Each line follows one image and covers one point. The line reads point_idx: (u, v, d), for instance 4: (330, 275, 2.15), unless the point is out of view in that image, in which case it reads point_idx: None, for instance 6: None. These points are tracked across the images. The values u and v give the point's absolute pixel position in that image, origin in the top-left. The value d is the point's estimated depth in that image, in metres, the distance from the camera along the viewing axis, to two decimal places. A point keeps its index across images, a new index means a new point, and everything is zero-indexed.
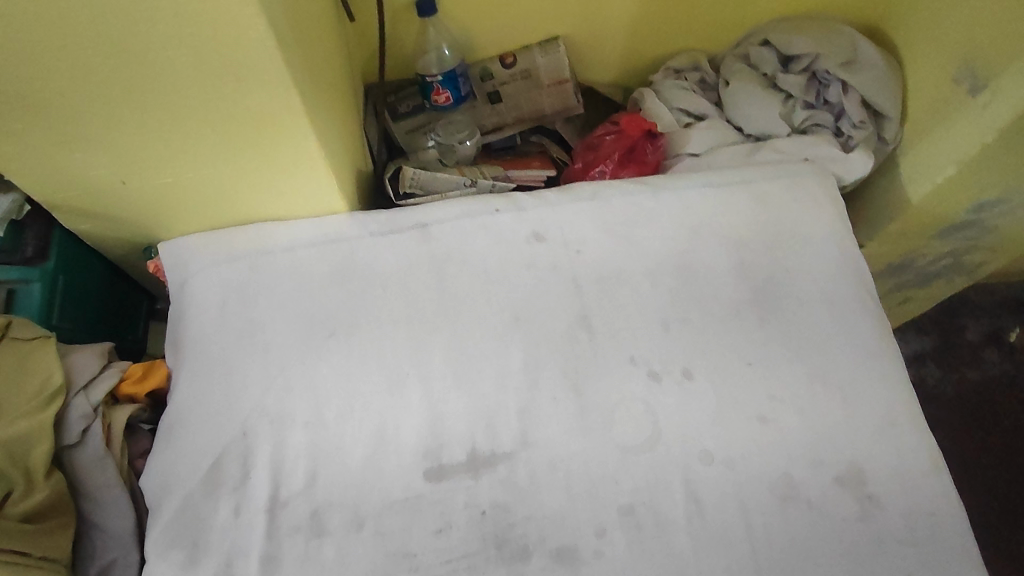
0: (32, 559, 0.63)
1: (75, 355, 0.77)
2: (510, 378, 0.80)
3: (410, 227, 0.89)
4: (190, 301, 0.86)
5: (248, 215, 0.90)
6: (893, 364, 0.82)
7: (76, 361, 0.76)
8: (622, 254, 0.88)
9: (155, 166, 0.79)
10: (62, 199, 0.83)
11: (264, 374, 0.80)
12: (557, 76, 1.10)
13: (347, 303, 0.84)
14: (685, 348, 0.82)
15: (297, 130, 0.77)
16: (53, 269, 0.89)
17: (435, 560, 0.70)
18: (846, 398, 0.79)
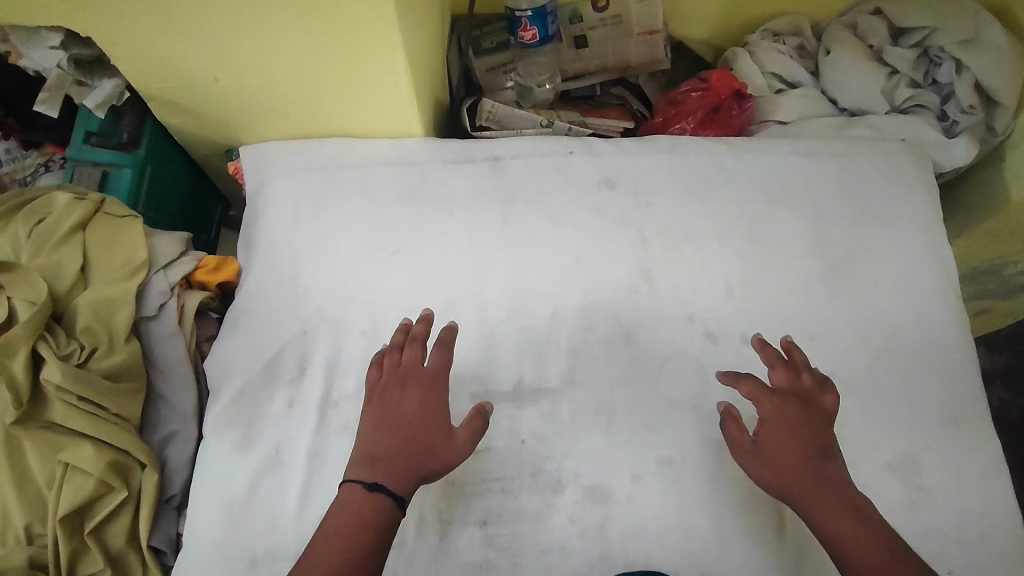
0: (108, 415, 0.71)
1: (158, 236, 0.80)
2: (564, 317, 0.80)
3: (483, 158, 0.89)
4: (266, 204, 0.89)
5: (328, 127, 0.92)
6: (967, 361, 0.78)
7: (158, 242, 0.79)
8: (693, 211, 0.85)
9: (248, 67, 0.81)
10: (159, 89, 0.86)
11: (329, 281, 0.82)
12: (648, 26, 1.06)
13: (413, 224, 0.85)
14: (746, 313, 0.80)
15: (388, 47, 0.78)
16: (143, 157, 0.94)
17: (472, 477, 0.71)
18: (910, 387, 0.76)
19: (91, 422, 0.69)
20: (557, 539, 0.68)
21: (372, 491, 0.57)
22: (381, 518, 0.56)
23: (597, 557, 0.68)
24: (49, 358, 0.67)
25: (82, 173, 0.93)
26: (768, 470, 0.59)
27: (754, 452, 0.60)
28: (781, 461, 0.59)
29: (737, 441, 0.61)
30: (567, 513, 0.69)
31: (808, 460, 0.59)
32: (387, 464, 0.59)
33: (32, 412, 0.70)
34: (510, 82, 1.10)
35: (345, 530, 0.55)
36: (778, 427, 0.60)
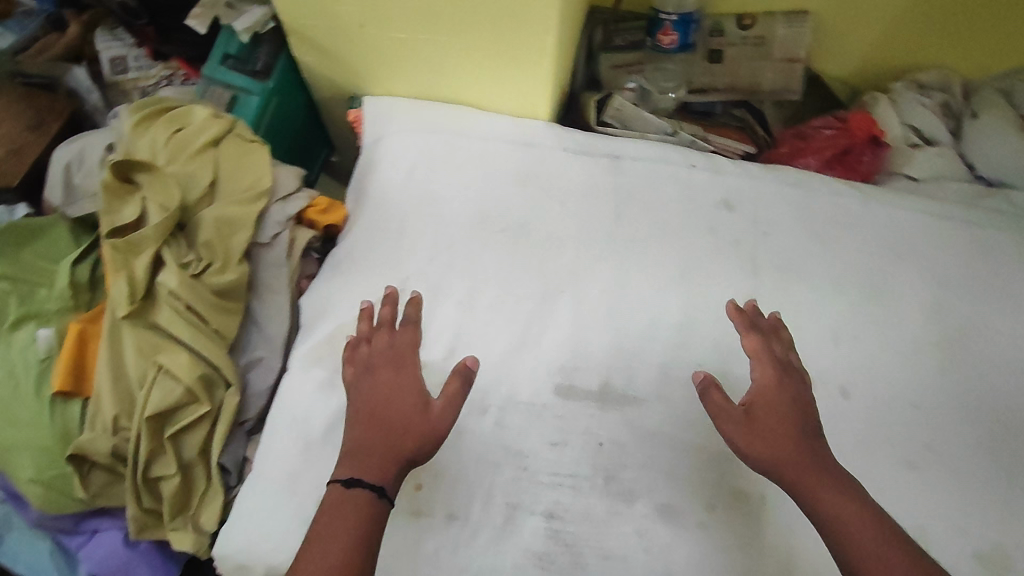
0: (209, 329, 0.73)
1: (281, 168, 0.81)
2: (663, 328, 0.78)
3: (603, 154, 0.88)
4: (383, 157, 0.90)
5: (453, 96, 0.92)
6: None
7: (280, 174, 0.80)
8: (811, 250, 0.82)
9: (396, 19, 0.83)
10: (304, 26, 0.88)
11: (433, 245, 0.83)
12: (790, 54, 1.03)
13: (524, 204, 0.85)
14: (849, 365, 0.77)
15: (540, 23, 0.78)
16: (271, 88, 0.95)
17: (544, 467, 0.70)
18: (1011, 478, 0.72)
19: (191, 333, 0.71)
20: (620, 549, 0.67)
21: (348, 487, 0.58)
22: (369, 510, 0.57)
23: None
24: (169, 265, 0.70)
25: (212, 93, 0.94)
26: (758, 439, 0.60)
27: (741, 421, 0.61)
28: (770, 431, 0.61)
29: (721, 409, 0.62)
30: (634, 525, 0.68)
31: (800, 434, 0.61)
32: (366, 456, 0.60)
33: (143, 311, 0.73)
34: (632, 84, 1.05)
35: (337, 526, 0.56)
36: (766, 397, 0.63)
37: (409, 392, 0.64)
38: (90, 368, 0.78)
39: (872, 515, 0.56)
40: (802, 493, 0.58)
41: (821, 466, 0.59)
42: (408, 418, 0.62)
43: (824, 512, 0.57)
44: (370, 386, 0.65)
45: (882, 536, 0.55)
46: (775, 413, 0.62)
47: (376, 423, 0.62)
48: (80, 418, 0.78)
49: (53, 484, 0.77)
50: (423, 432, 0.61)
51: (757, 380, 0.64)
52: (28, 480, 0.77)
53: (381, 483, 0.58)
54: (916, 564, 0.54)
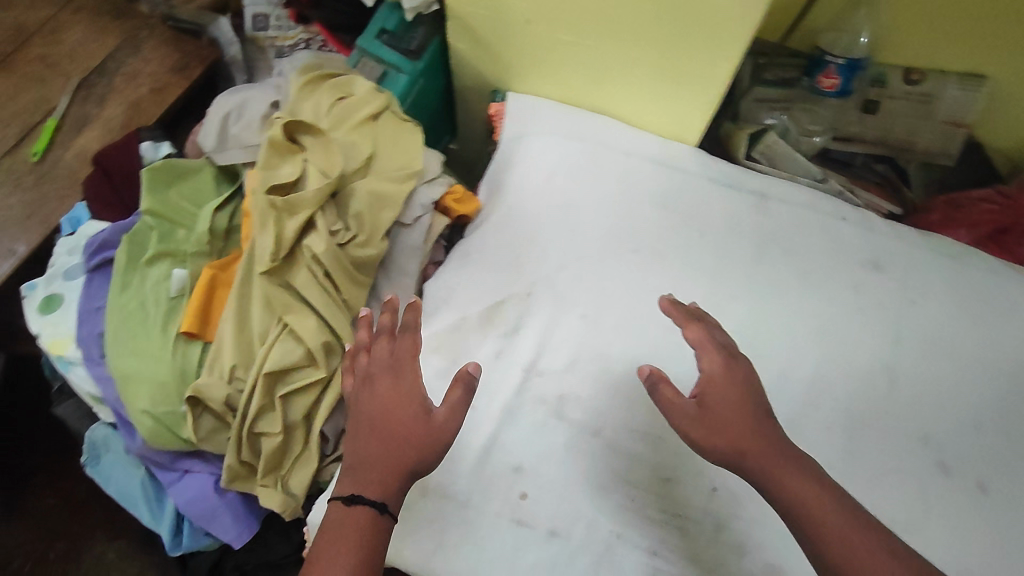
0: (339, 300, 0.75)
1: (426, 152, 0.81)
2: (794, 380, 0.75)
3: (752, 190, 0.86)
4: (524, 156, 0.89)
5: (601, 105, 0.91)
6: None
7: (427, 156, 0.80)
8: (962, 328, 0.77)
9: (566, 20, 0.81)
10: (467, 12, 0.87)
11: (565, 254, 0.82)
12: (955, 117, 0.98)
13: (662, 228, 0.83)
14: (988, 456, 0.72)
15: (719, 47, 0.75)
16: (419, 70, 0.95)
17: (652, 502, 0.68)
18: None
19: (323, 297, 0.73)
20: None
21: (350, 504, 0.56)
22: (372, 527, 0.55)
23: None
24: (319, 231, 0.71)
25: (365, 65, 0.95)
26: (710, 432, 0.56)
27: (695, 416, 0.57)
28: (726, 424, 0.57)
29: (672, 407, 0.58)
30: None
31: (757, 422, 0.57)
32: (367, 471, 0.58)
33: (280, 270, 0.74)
34: (771, 120, 1.00)
35: (343, 546, 0.54)
36: (719, 389, 0.58)
37: (408, 401, 0.60)
38: (216, 315, 0.80)
39: (827, 491, 0.55)
40: (763, 476, 0.56)
41: (766, 447, 0.56)
42: (409, 426, 0.59)
43: (792, 497, 0.55)
44: (367, 397, 0.61)
45: (839, 508, 0.54)
46: (724, 400, 0.58)
47: (375, 437, 0.59)
48: (199, 361, 0.80)
49: (162, 420, 0.80)
50: (424, 442, 0.58)
51: (706, 370, 0.60)
52: (140, 411, 0.79)
53: (382, 499, 0.57)
54: (860, 523, 0.53)
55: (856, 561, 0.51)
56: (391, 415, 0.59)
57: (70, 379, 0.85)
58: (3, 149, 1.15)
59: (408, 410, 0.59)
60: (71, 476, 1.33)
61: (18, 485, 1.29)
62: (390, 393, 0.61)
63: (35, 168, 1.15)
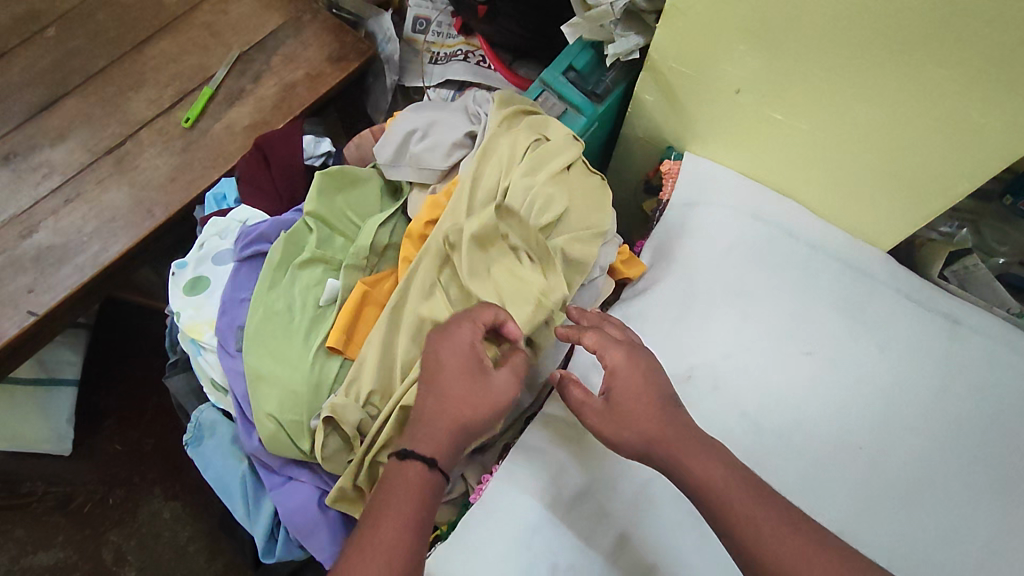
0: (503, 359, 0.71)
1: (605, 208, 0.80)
2: (969, 538, 0.68)
3: (941, 313, 0.79)
4: (698, 228, 0.84)
5: (789, 189, 0.86)
6: None
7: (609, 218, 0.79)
8: None
9: (784, 101, 0.77)
10: (670, 69, 0.83)
11: (733, 341, 0.76)
12: None
13: (842, 337, 0.76)
14: None
15: (958, 163, 0.70)
16: (599, 114, 0.92)
17: None
18: None
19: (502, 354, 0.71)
20: None
21: (403, 459, 0.59)
22: (422, 485, 0.59)
23: None
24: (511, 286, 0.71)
25: (546, 99, 0.91)
26: (619, 429, 0.61)
27: (602, 412, 0.63)
28: (631, 419, 0.61)
29: (580, 406, 0.63)
30: None
31: (663, 416, 0.61)
32: (427, 432, 0.61)
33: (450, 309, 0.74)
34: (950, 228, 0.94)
35: (394, 498, 0.57)
36: (619, 379, 0.63)
37: (465, 369, 0.62)
38: (359, 333, 0.77)
39: (769, 513, 0.55)
40: (676, 472, 0.59)
41: (672, 440, 0.59)
42: (470, 390, 0.62)
43: (695, 478, 0.57)
44: (433, 364, 0.63)
45: (753, 499, 0.56)
46: (630, 396, 0.62)
47: (434, 397, 0.62)
48: (334, 377, 0.76)
49: (284, 428, 0.76)
50: (482, 406, 0.61)
51: (610, 364, 0.64)
52: (266, 414, 0.76)
53: (432, 458, 0.60)
54: (789, 521, 0.55)
55: (770, 554, 0.53)
56: (450, 383, 0.62)
57: (199, 364, 0.83)
58: (158, 110, 1.17)
59: (467, 381, 0.62)
60: (142, 426, 1.32)
61: (99, 434, 1.31)
62: (450, 363, 0.63)
63: (185, 134, 1.16)
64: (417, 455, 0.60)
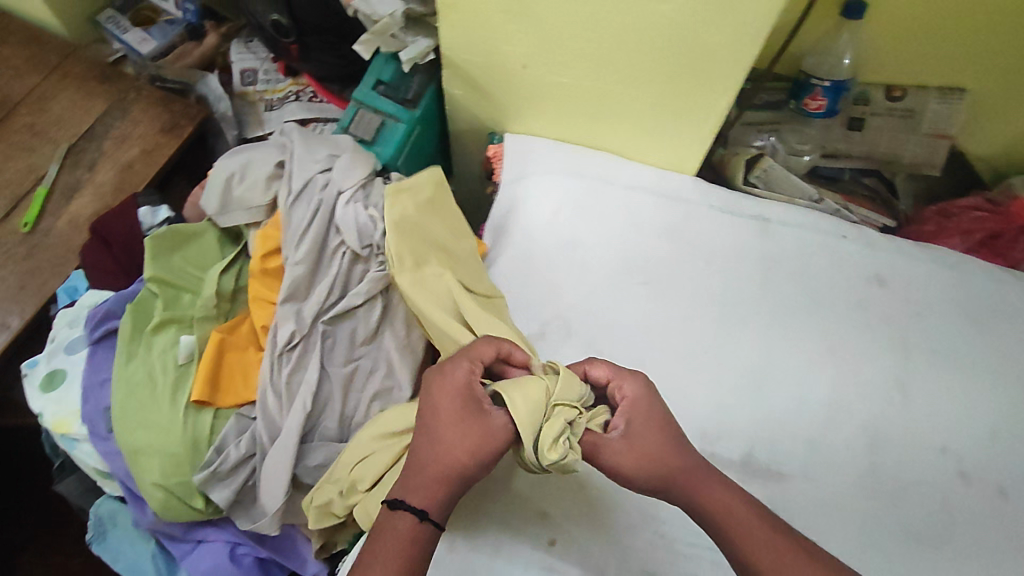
0: (534, 463, 0.56)
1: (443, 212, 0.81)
2: (812, 405, 0.76)
3: (751, 215, 0.87)
4: (525, 198, 0.90)
5: (600, 142, 0.92)
6: None
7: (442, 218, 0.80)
8: (968, 335, 0.80)
9: (565, 64, 0.83)
10: (464, 62, 0.89)
11: (576, 290, 0.82)
12: (939, 129, 1.01)
13: (669, 259, 0.84)
14: (1008, 463, 0.74)
15: (721, 83, 0.77)
16: (416, 118, 0.97)
17: (682, 535, 0.70)
18: None
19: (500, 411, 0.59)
20: None
21: (393, 510, 0.54)
22: (413, 536, 0.53)
23: None
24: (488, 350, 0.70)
25: (362, 117, 0.94)
26: (648, 465, 0.56)
27: (623, 450, 0.56)
28: (655, 453, 0.56)
29: (615, 456, 0.56)
30: None
31: (688, 457, 0.57)
32: (416, 478, 0.55)
33: (303, 329, 0.76)
34: (762, 142, 1.04)
35: (380, 552, 0.52)
36: (638, 413, 0.58)
37: (463, 408, 0.56)
38: (224, 380, 0.78)
39: (782, 538, 0.54)
40: (691, 499, 0.56)
41: (691, 464, 0.57)
42: (466, 433, 0.55)
43: (711, 506, 0.56)
44: (428, 402, 0.57)
45: (769, 527, 0.54)
46: (651, 433, 0.57)
47: (425, 437, 0.56)
48: (211, 429, 0.76)
49: (174, 492, 0.75)
50: (480, 451, 0.55)
51: (625, 401, 0.59)
52: (152, 484, 0.75)
53: (425, 507, 0.54)
54: (789, 534, 0.54)
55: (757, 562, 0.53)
56: (442, 422, 0.56)
57: (75, 457, 0.82)
58: None
59: (467, 423, 0.55)
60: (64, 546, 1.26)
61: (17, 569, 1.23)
62: (443, 404, 0.56)
63: (27, 239, 1.13)
64: (408, 506, 0.54)
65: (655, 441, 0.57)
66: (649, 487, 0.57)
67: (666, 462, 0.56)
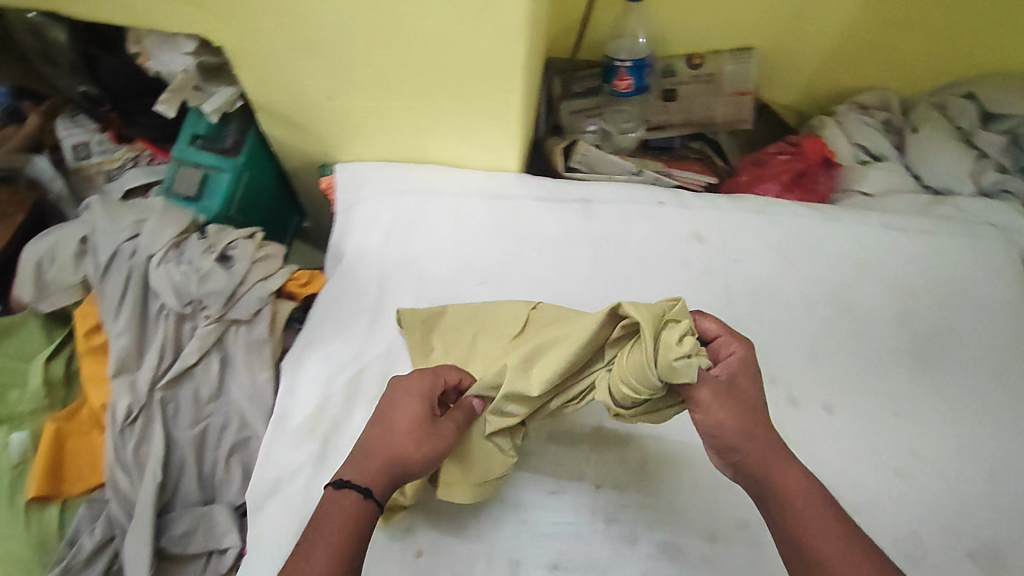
0: (657, 374, 0.56)
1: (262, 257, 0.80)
2: None
3: (575, 199, 0.91)
4: (357, 223, 0.90)
5: (425, 154, 0.94)
6: None
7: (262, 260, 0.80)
8: (781, 273, 0.87)
9: (365, 88, 0.84)
10: (273, 103, 0.89)
11: (417, 303, 0.84)
12: (739, 87, 1.09)
13: (503, 256, 0.87)
14: (829, 381, 0.81)
15: (508, 86, 0.80)
16: (241, 164, 0.96)
17: (545, 517, 0.72)
18: (980, 467, 0.77)
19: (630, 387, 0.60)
20: None
21: (339, 488, 0.57)
22: (355, 514, 0.56)
23: None
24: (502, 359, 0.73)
25: (184, 174, 0.94)
26: (736, 417, 0.56)
27: (724, 393, 0.57)
28: (745, 405, 0.58)
29: (711, 401, 0.56)
30: (638, 565, 0.70)
31: (773, 432, 0.58)
32: (366, 460, 0.59)
33: (140, 401, 0.74)
34: (593, 127, 1.09)
35: (323, 528, 0.54)
36: (742, 373, 0.61)
37: (417, 410, 0.62)
38: (67, 468, 0.76)
39: (842, 522, 0.53)
40: (758, 466, 0.56)
41: (773, 439, 0.57)
42: (413, 435, 0.61)
43: (783, 484, 0.55)
44: (388, 405, 0.63)
45: (830, 512, 0.54)
46: (752, 390, 0.60)
47: (383, 432, 0.61)
48: (60, 522, 0.75)
49: None
50: (424, 452, 0.61)
51: (730, 365, 0.62)
52: None
53: (368, 486, 0.57)
54: (840, 520, 0.53)
55: (814, 542, 0.52)
56: (393, 419, 0.62)
57: None
58: None
59: (415, 427, 0.61)
60: None
61: None
62: (401, 405, 0.62)
63: None
64: (354, 485, 0.57)
65: (750, 392, 0.60)
66: (735, 445, 0.57)
67: (744, 420, 0.57)
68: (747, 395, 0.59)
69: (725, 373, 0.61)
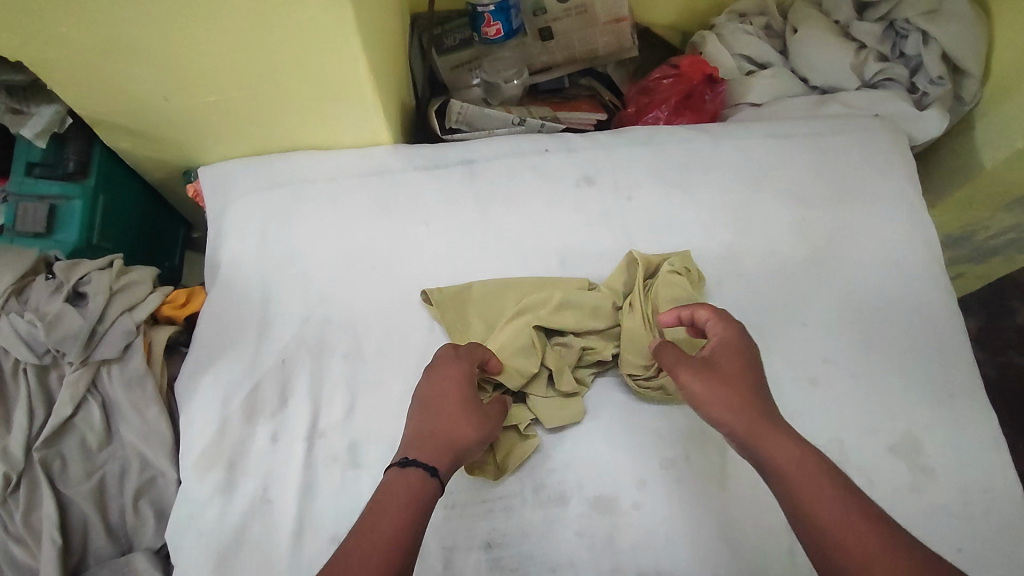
0: None
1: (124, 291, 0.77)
2: None
3: (456, 163, 0.86)
4: (229, 229, 0.84)
5: (290, 141, 0.86)
6: (944, 327, 0.80)
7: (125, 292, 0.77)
8: (677, 202, 0.85)
9: (200, 83, 0.75)
10: (103, 114, 0.79)
11: (307, 304, 0.79)
12: (614, 14, 1.02)
13: (389, 238, 0.82)
14: (736, 303, 0.80)
15: (351, 51, 0.72)
16: (93, 187, 0.88)
17: (472, 498, 0.69)
18: (890, 360, 0.78)
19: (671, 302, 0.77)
20: (566, 554, 0.67)
21: (406, 466, 0.57)
22: (424, 487, 0.55)
23: (608, 570, 0.66)
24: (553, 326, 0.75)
25: (25, 209, 0.84)
26: (716, 389, 0.59)
27: (701, 371, 0.60)
28: (732, 381, 0.59)
29: (685, 380, 0.60)
30: (574, 526, 0.68)
31: (767, 405, 0.58)
32: (425, 441, 0.60)
33: (19, 467, 0.69)
34: (477, 80, 1.04)
35: (389, 503, 0.53)
36: (726, 350, 0.62)
37: (464, 390, 0.64)
38: None
39: (835, 484, 0.52)
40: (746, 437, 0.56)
41: (767, 408, 0.58)
42: (471, 413, 0.63)
43: (776, 453, 0.55)
44: (433, 384, 0.64)
45: (824, 475, 0.53)
46: (734, 362, 0.61)
47: (442, 415, 0.62)
48: None
49: None
50: (481, 429, 0.63)
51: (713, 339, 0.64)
52: None
53: (435, 465, 0.58)
54: (841, 485, 0.52)
55: (811, 511, 0.51)
56: (439, 399, 0.63)
57: None
58: None
59: (467, 406, 0.63)
60: None
61: None
62: (450, 386, 0.64)
63: None
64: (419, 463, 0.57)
65: (735, 367, 0.60)
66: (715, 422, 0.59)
67: (738, 399, 0.58)
68: (724, 370, 0.60)
69: (707, 352, 0.63)
